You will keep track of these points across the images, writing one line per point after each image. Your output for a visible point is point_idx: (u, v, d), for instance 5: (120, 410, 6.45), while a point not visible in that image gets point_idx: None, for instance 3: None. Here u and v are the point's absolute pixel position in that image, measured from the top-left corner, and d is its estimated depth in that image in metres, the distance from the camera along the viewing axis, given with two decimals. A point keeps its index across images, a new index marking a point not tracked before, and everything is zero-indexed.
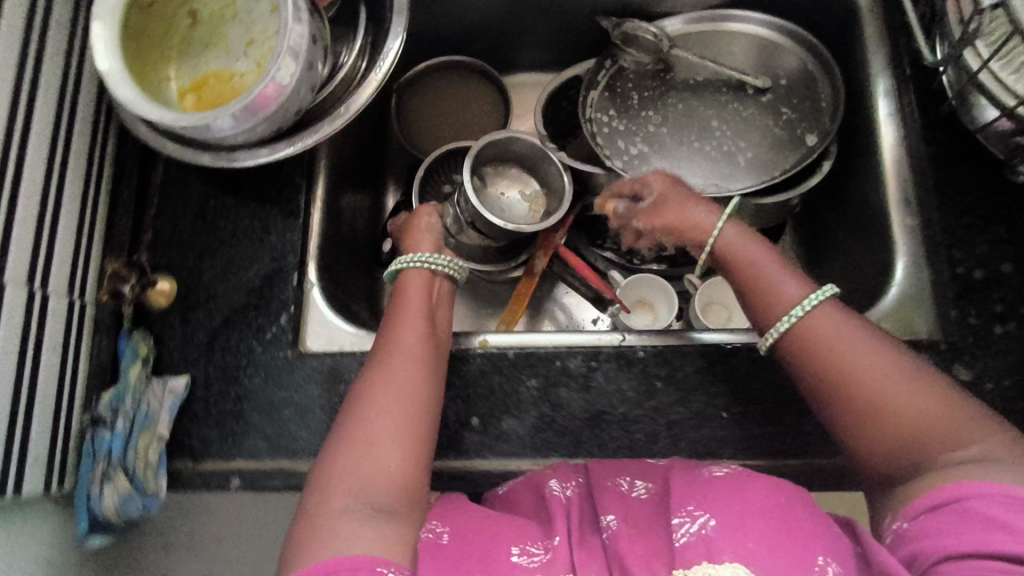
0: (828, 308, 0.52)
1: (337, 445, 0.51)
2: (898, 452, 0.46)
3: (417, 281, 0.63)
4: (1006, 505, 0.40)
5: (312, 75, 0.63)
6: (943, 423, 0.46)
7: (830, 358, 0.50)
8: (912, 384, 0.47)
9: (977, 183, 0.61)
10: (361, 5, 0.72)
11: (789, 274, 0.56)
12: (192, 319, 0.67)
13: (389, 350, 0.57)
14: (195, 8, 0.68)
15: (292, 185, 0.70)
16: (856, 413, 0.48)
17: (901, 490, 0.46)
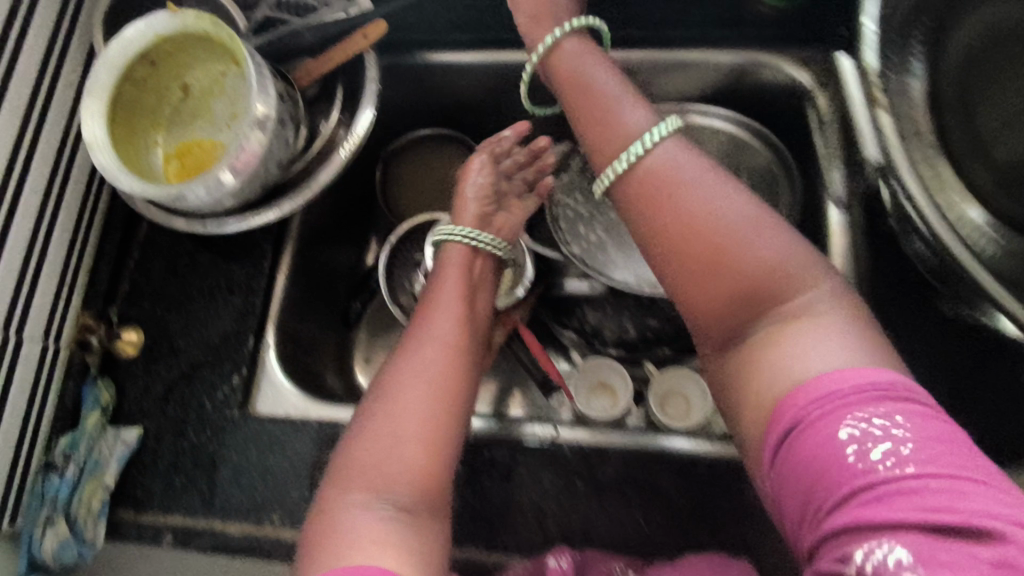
0: (670, 146, 0.49)
1: (358, 439, 0.52)
2: (736, 280, 0.45)
3: (458, 258, 0.67)
4: (819, 420, 0.38)
5: (280, 153, 0.67)
6: (784, 249, 0.45)
7: (657, 202, 0.47)
8: (726, 227, 0.45)
9: None
10: (341, 83, 0.76)
11: (627, 100, 0.53)
12: (152, 372, 0.70)
13: (419, 339, 0.59)
14: (187, 81, 0.72)
15: (260, 251, 0.74)
16: (687, 254, 0.46)
17: (752, 338, 0.45)
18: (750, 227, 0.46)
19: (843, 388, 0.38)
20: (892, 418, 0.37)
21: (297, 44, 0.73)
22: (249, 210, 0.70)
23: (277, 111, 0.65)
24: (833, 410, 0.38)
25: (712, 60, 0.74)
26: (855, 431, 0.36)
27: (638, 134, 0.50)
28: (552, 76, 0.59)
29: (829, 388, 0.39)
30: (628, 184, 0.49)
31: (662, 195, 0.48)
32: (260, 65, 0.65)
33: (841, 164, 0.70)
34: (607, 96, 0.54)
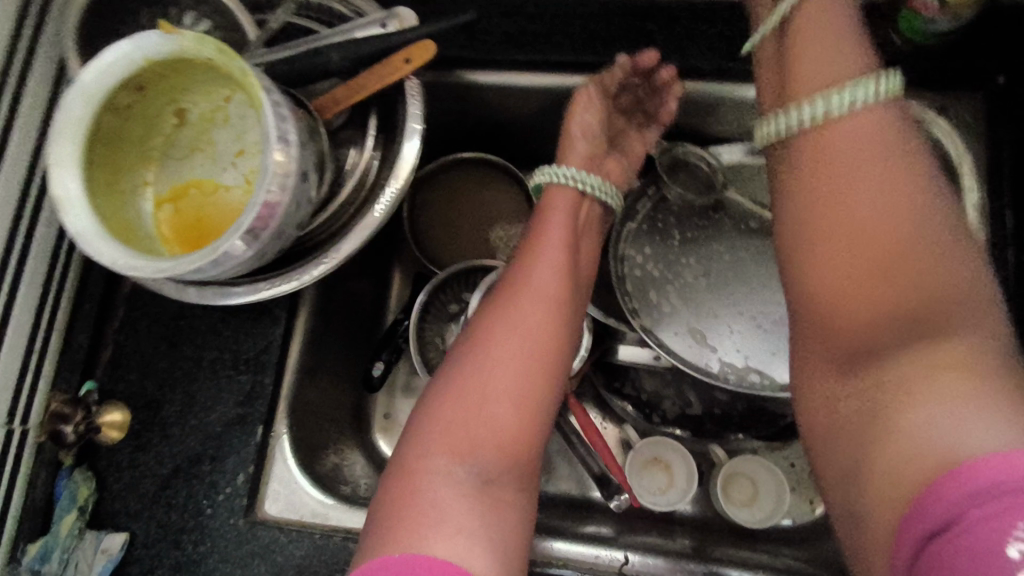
0: (878, 111, 0.40)
1: (448, 386, 0.45)
2: (874, 281, 0.37)
3: (564, 204, 0.56)
4: (995, 522, 0.29)
5: (299, 212, 0.54)
6: (945, 273, 0.36)
7: (834, 201, 0.39)
8: (903, 206, 0.37)
9: None
10: (373, 110, 0.62)
11: (851, 53, 0.43)
12: (140, 463, 0.59)
13: (523, 284, 0.49)
14: (183, 107, 0.58)
15: (270, 317, 0.62)
16: (852, 261, 0.38)
17: (893, 372, 0.36)
18: (908, 227, 0.37)
19: (1014, 486, 0.29)
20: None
21: (320, 66, 0.59)
22: (259, 275, 0.57)
23: (297, 164, 0.52)
24: (1006, 510, 0.29)
25: None
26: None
27: (848, 62, 0.42)
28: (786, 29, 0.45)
29: (998, 480, 0.30)
30: (791, 141, 0.42)
31: (857, 164, 0.39)
32: (280, 106, 0.51)
33: (978, 243, 0.58)
34: (854, 50, 0.43)
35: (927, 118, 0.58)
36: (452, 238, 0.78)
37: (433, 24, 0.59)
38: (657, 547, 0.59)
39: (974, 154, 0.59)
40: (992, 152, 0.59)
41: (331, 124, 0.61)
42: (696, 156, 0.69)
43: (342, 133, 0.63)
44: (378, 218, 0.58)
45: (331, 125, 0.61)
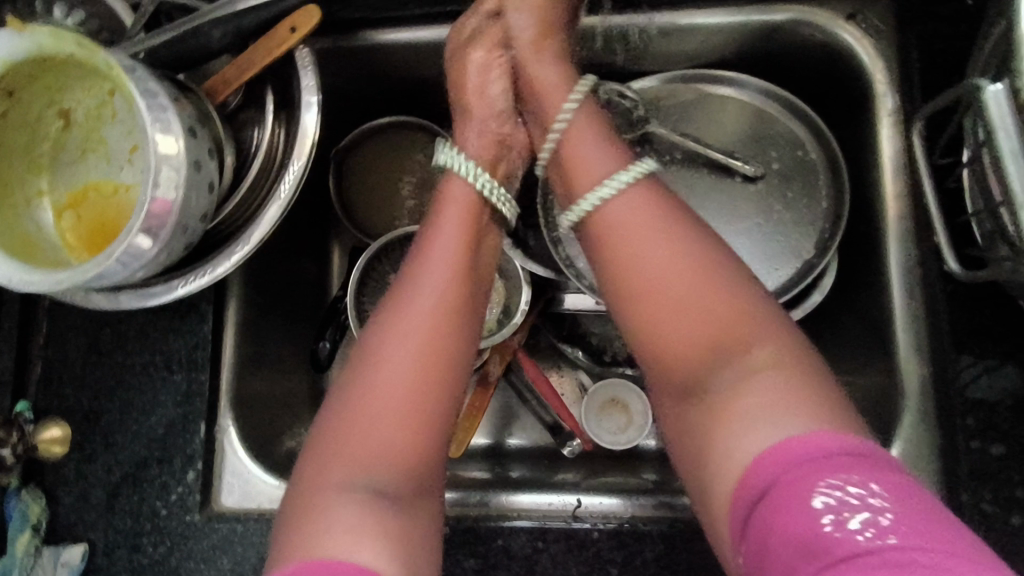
0: (641, 194, 0.49)
1: (344, 402, 0.45)
2: (696, 370, 0.45)
3: (463, 196, 0.54)
4: (793, 488, 0.36)
5: (199, 203, 0.52)
6: (727, 315, 0.45)
7: (621, 261, 0.47)
8: (689, 289, 0.45)
9: (1002, 334, 0.52)
10: (269, 86, 0.59)
11: (608, 150, 0.52)
12: (89, 474, 0.59)
13: (409, 290, 0.48)
14: (66, 107, 0.55)
15: (197, 313, 0.61)
16: (658, 317, 0.46)
17: (711, 389, 0.44)
18: (690, 261, 0.46)
19: (813, 451, 0.37)
20: (866, 487, 0.35)
21: (204, 47, 0.56)
22: (173, 273, 0.56)
23: (184, 153, 0.49)
24: (809, 472, 0.36)
25: (733, 19, 0.60)
26: (830, 500, 0.35)
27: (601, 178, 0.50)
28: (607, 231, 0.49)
29: (797, 454, 0.38)
30: (595, 227, 0.50)
31: (623, 235, 0.48)
32: (156, 93, 0.49)
33: (896, 148, 0.57)
34: (608, 148, 0.52)
35: (833, 30, 0.58)
36: (385, 209, 0.75)
37: None
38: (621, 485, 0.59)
39: (886, 60, 0.58)
40: (903, 56, 0.57)
41: (227, 105, 0.59)
42: (617, 93, 0.63)
43: (242, 113, 0.60)
44: (286, 198, 0.56)
45: (227, 106, 0.59)
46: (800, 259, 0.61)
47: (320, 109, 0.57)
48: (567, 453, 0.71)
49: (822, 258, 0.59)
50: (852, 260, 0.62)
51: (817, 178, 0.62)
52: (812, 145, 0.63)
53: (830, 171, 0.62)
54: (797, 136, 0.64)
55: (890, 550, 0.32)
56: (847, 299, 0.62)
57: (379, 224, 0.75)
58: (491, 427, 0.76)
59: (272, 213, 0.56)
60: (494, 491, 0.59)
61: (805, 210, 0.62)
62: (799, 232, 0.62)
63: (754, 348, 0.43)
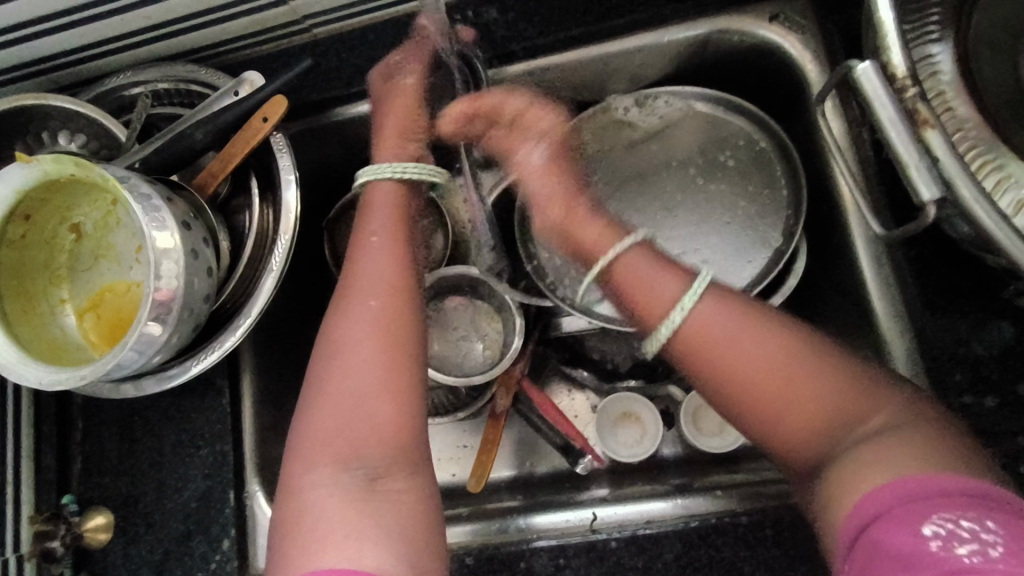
0: (708, 299, 0.48)
1: (315, 401, 0.47)
2: (814, 445, 0.44)
3: (389, 191, 0.56)
4: (899, 521, 0.36)
5: (201, 285, 0.57)
6: (842, 396, 0.44)
7: (713, 361, 0.47)
8: (800, 373, 0.45)
9: (971, 288, 0.53)
10: (253, 171, 0.65)
11: (666, 267, 0.50)
12: (134, 554, 0.63)
13: (357, 288, 0.51)
14: (76, 222, 0.61)
15: (215, 388, 0.64)
16: (767, 401, 0.45)
17: (834, 460, 0.42)
18: (793, 350, 0.45)
19: (925, 490, 0.36)
20: (983, 522, 0.34)
21: (188, 148, 0.61)
22: (187, 354, 0.60)
23: (181, 242, 0.55)
24: (920, 506, 0.36)
25: (665, 39, 0.64)
26: (939, 529, 0.35)
27: (671, 304, 0.48)
28: (696, 350, 0.47)
29: (913, 489, 0.37)
30: (680, 348, 0.48)
31: (710, 340, 0.47)
32: (149, 195, 0.54)
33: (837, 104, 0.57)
34: (663, 266, 0.51)
35: (759, 31, 0.62)
36: None
37: (281, 78, 0.62)
38: (651, 490, 0.61)
39: (812, 51, 0.61)
40: (826, 45, 0.61)
41: (218, 195, 0.64)
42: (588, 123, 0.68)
43: (234, 200, 0.65)
44: (278, 269, 0.60)
45: (217, 196, 0.64)
46: (771, 248, 0.64)
47: (298, 183, 0.62)
48: (580, 470, 0.71)
49: (789, 243, 0.62)
50: (822, 241, 0.64)
51: (774, 170, 0.65)
52: (763, 139, 0.66)
53: (785, 161, 0.65)
54: (750, 133, 0.66)
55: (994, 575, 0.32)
56: (826, 278, 0.63)
57: None
58: (510, 459, 0.77)
59: (268, 284, 0.60)
60: (510, 515, 0.62)
61: (768, 201, 0.65)
62: (766, 222, 0.65)
63: (863, 415, 0.43)
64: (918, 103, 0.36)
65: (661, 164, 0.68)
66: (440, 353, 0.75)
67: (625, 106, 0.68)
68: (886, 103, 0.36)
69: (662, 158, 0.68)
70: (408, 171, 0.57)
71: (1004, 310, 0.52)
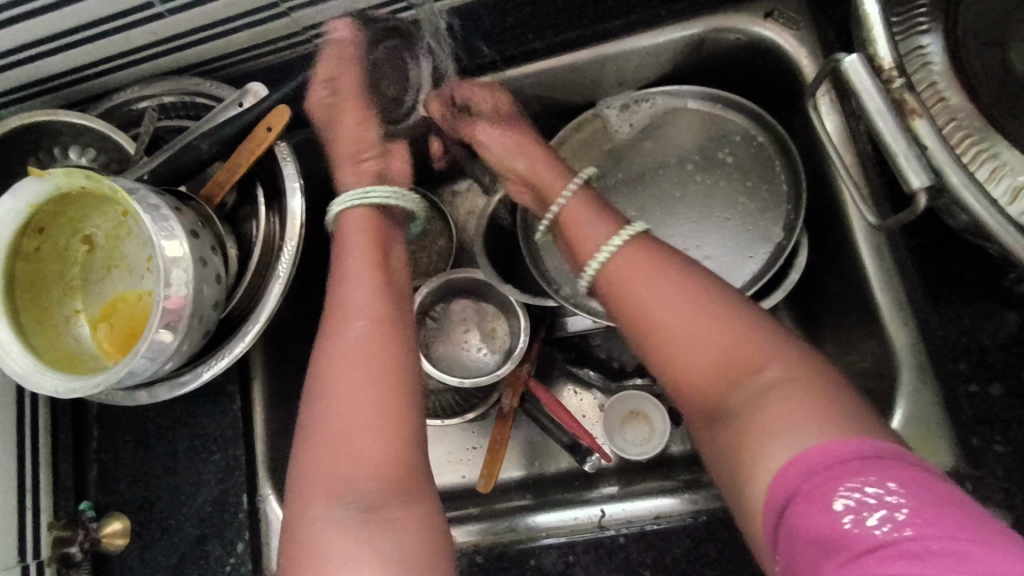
0: (634, 246, 0.50)
1: (308, 442, 0.47)
2: (714, 392, 0.45)
3: (359, 227, 0.57)
4: (812, 500, 0.35)
5: (210, 293, 0.58)
6: (752, 350, 0.44)
7: (631, 304, 0.48)
8: (713, 324, 0.45)
9: (974, 277, 0.54)
10: (258, 180, 0.66)
11: (601, 217, 0.54)
12: (151, 559, 0.64)
13: (338, 320, 0.51)
14: (89, 234, 0.63)
15: (227, 394, 0.65)
16: (677, 346, 0.46)
17: (739, 416, 0.43)
18: (705, 300, 0.46)
19: (827, 458, 0.36)
20: (884, 486, 0.34)
21: (194, 159, 0.63)
22: (198, 361, 0.61)
23: (190, 250, 0.56)
24: (827, 478, 0.35)
25: (662, 39, 0.65)
26: (848, 501, 0.34)
27: (598, 246, 0.52)
28: (618, 289, 0.49)
29: (819, 460, 0.36)
30: (605, 286, 0.51)
31: (631, 282, 0.48)
32: (158, 206, 0.55)
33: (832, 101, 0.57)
34: (604, 217, 0.54)
35: (754, 28, 0.63)
36: None
37: (284, 88, 0.63)
38: (659, 486, 0.60)
39: (808, 46, 0.62)
40: (822, 40, 0.62)
41: (225, 205, 0.66)
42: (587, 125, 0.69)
43: (241, 209, 0.67)
44: (286, 275, 0.62)
45: (224, 205, 0.65)
46: (772, 243, 0.64)
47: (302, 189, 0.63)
48: (587, 469, 0.71)
49: (790, 237, 0.62)
50: (823, 234, 0.64)
51: (773, 165, 0.66)
52: (761, 134, 0.66)
53: (784, 156, 0.65)
54: (748, 130, 0.67)
55: (904, 541, 0.31)
56: (827, 271, 0.64)
57: None
58: (518, 459, 0.78)
59: (276, 291, 0.61)
60: (516, 516, 0.61)
61: (768, 196, 0.65)
62: (766, 217, 0.65)
63: (765, 367, 0.43)
64: (904, 94, 0.36)
65: (661, 162, 0.69)
66: (446, 355, 0.76)
67: (625, 106, 0.69)
68: (873, 93, 0.37)
69: (661, 157, 0.69)
70: (374, 196, 0.59)
71: (1007, 299, 0.53)
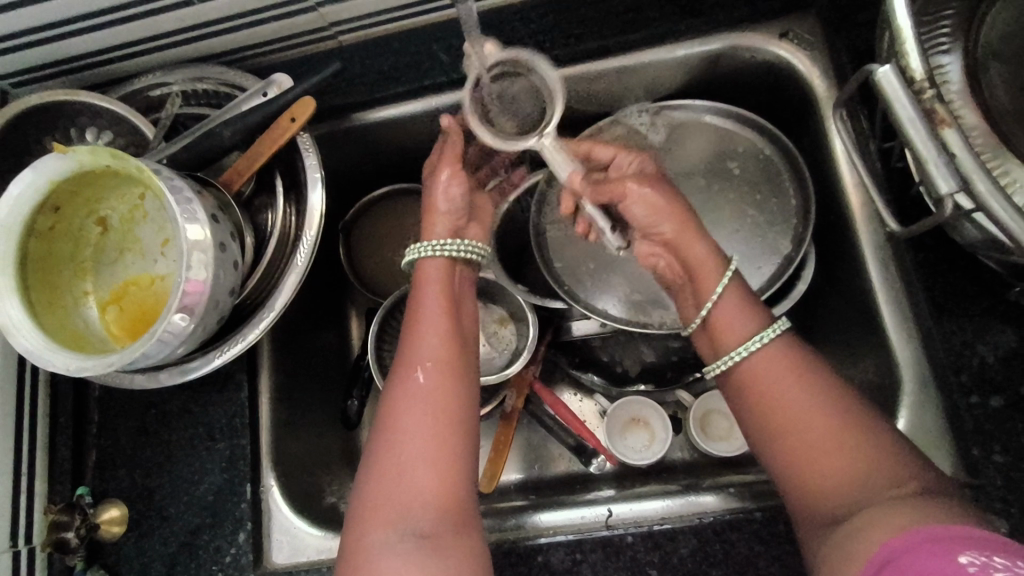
0: (776, 346, 0.51)
1: (369, 465, 0.48)
2: (837, 502, 0.45)
3: (438, 274, 0.56)
4: (931, 553, 0.37)
5: (227, 278, 0.58)
6: (890, 464, 0.45)
7: (767, 405, 0.50)
8: (854, 435, 0.46)
9: (976, 292, 0.56)
10: (278, 170, 0.66)
11: (749, 309, 0.54)
12: (147, 547, 0.62)
13: (410, 356, 0.51)
14: (103, 216, 0.62)
15: (234, 383, 0.65)
16: (812, 452, 0.47)
17: (865, 517, 0.43)
18: (850, 415, 0.47)
19: (954, 532, 0.37)
20: (1013, 560, 0.35)
21: (216, 146, 0.63)
22: (209, 347, 0.61)
23: (212, 235, 0.56)
24: (955, 543, 0.37)
25: (681, 52, 0.66)
26: (974, 559, 0.35)
27: (743, 338, 0.53)
28: (753, 391, 0.51)
29: (944, 531, 0.38)
30: (738, 381, 0.52)
31: (770, 385, 0.50)
32: (182, 189, 0.55)
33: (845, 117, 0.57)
34: (747, 305, 0.55)
35: (769, 48, 0.65)
36: (392, 267, 0.80)
37: (309, 80, 0.64)
38: (659, 488, 0.61)
39: (820, 68, 0.64)
40: (833, 60, 0.64)
41: (242, 194, 0.66)
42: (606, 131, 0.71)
43: (258, 198, 0.67)
44: (302, 264, 0.61)
45: (241, 194, 0.66)
46: (780, 255, 0.66)
47: (323, 183, 0.63)
48: (594, 471, 0.74)
49: (798, 250, 0.64)
50: (829, 249, 0.66)
51: (782, 180, 0.68)
52: (772, 150, 0.68)
53: (793, 172, 0.67)
54: (759, 145, 0.69)
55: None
56: (830, 285, 0.66)
57: (393, 283, 0.80)
58: (521, 461, 0.78)
59: (292, 280, 0.61)
60: (526, 515, 0.62)
61: (777, 210, 0.67)
62: (775, 230, 0.67)
63: (901, 482, 0.44)
64: (936, 104, 0.39)
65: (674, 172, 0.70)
66: None
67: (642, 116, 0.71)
68: (905, 104, 0.38)
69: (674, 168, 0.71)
70: (449, 248, 0.57)
71: (1007, 315, 0.55)
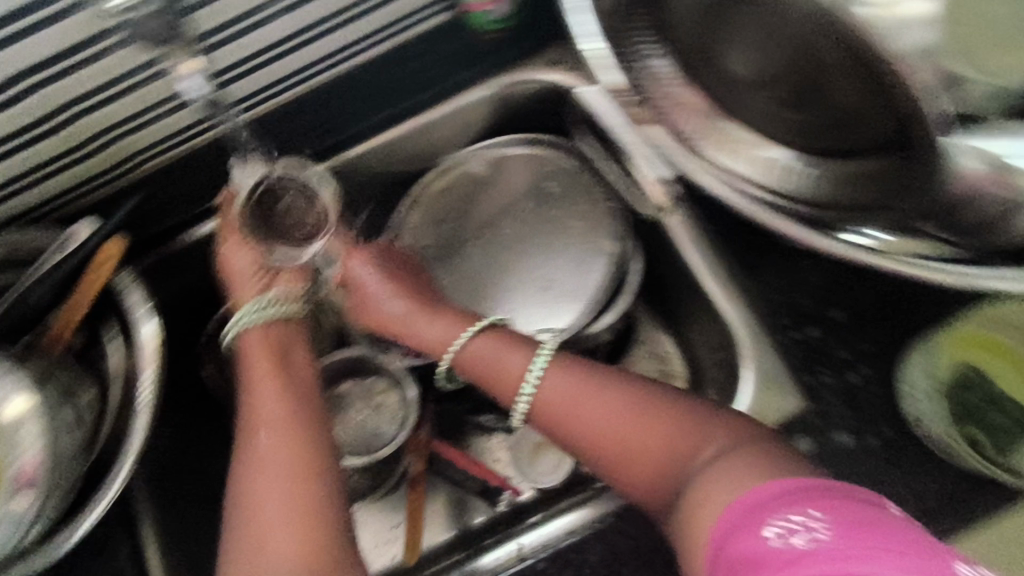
0: (554, 370, 0.59)
1: (232, 538, 0.49)
2: (665, 483, 0.51)
3: (264, 342, 0.60)
4: (745, 530, 0.40)
5: (70, 439, 0.56)
6: (693, 428, 0.51)
7: (564, 418, 0.57)
8: (650, 417, 0.54)
9: (761, 241, 0.64)
10: (105, 315, 0.65)
11: (512, 343, 0.62)
12: None
13: (252, 423, 0.54)
14: None
15: (115, 541, 0.63)
16: (623, 446, 0.54)
17: (692, 482, 0.48)
18: (638, 401, 0.55)
19: (768, 494, 0.41)
20: (809, 512, 0.39)
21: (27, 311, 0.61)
22: (74, 517, 0.57)
23: (39, 401, 0.54)
24: (764, 511, 0.41)
25: (471, 99, 0.72)
26: (776, 528, 0.39)
27: (521, 374, 0.60)
28: (551, 420, 0.58)
29: (758, 498, 0.41)
30: (536, 413, 0.59)
31: (556, 399, 0.58)
32: None
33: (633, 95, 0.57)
34: (512, 342, 0.62)
35: (540, 77, 0.71)
36: None
37: (111, 219, 0.64)
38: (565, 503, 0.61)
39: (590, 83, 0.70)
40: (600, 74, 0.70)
41: (72, 350, 0.64)
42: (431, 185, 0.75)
43: (90, 349, 0.65)
44: (151, 401, 0.59)
45: (71, 350, 0.63)
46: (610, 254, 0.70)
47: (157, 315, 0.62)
48: (502, 509, 0.75)
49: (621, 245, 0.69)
50: (648, 237, 0.72)
51: (592, 187, 0.73)
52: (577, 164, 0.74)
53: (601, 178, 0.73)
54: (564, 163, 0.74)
55: (826, 551, 0.36)
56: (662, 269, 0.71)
57: None
58: (445, 520, 0.77)
59: (144, 420, 0.59)
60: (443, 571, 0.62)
61: (596, 216, 0.73)
62: (601, 233, 0.72)
63: (703, 446, 0.50)
64: None
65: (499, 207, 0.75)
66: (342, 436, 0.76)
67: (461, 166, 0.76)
68: None
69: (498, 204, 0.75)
70: (269, 308, 0.62)
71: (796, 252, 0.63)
